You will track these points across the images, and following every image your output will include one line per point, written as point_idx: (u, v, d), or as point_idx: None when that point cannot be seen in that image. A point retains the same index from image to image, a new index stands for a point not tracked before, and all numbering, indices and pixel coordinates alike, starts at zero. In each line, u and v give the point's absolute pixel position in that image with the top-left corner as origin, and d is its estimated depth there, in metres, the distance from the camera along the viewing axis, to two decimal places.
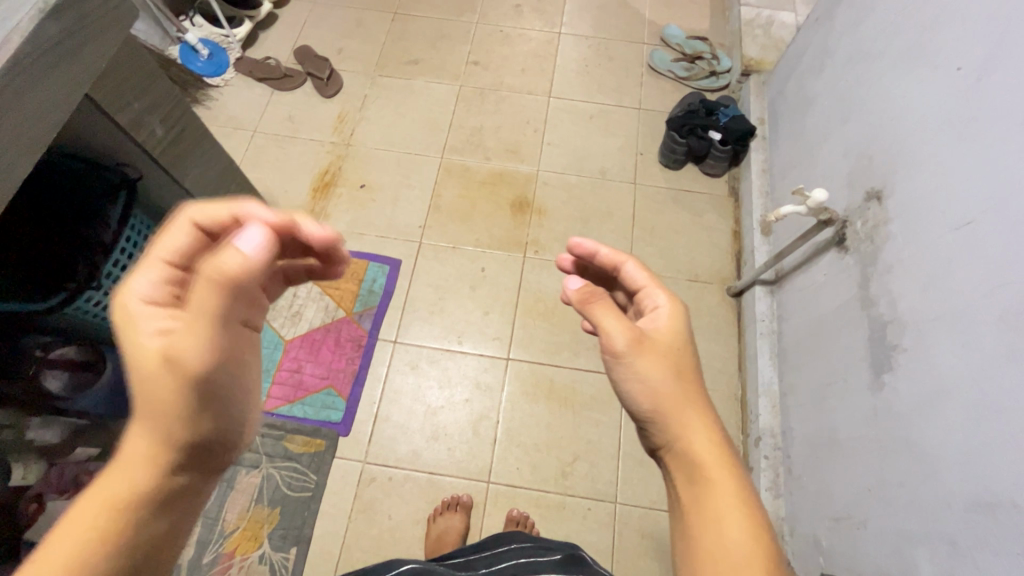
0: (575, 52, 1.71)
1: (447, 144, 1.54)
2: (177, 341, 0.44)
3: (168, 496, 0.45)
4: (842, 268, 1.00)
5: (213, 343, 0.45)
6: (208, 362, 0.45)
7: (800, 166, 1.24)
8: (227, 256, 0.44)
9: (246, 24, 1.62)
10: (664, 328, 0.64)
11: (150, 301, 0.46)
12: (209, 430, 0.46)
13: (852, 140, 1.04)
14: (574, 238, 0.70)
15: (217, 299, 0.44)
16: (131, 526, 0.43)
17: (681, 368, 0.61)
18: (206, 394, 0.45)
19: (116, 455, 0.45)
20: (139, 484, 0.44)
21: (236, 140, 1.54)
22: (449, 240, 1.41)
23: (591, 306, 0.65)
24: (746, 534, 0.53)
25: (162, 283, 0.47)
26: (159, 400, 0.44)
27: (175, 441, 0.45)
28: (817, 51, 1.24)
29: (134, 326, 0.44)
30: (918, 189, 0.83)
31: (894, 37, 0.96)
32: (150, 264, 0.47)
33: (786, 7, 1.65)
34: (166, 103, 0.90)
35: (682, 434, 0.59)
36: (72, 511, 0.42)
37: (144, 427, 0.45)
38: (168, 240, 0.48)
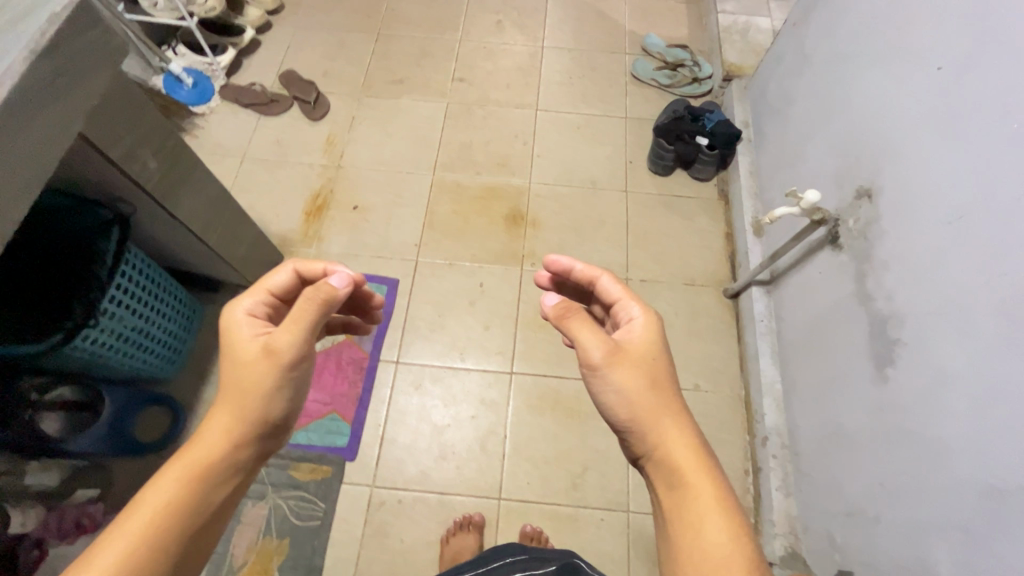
0: (559, 64, 1.73)
1: (438, 161, 1.55)
2: (275, 337, 0.62)
3: (235, 465, 0.60)
4: (837, 265, 1.02)
5: (304, 337, 0.63)
6: (297, 352, 0.63)
7: (787, 167, 1.27)
8: (322, 282, 0.64)
9: (230, 51, 1.62)
10: (638, 339, 0.66)
11: (252, 315, 0.67)
12: (274, 411, 0.62)
13: (837, 141, 1.07)
14: (548, 256, 0.75)
15: (312, 306, 0.63)
16: (208, 485, 0.57)
17: (655, 377, 0.64)
18: (286, 381, 0.63)
19: (201, 431, 0.60)
20: (217, 452, 0.59)
21: (225, 168, 1.53)
22: (446, 256, 1.41)
23: (567, 321, 0.68)
24: (724, 534, 0.55)
25: (262, 307, 0.69)
26: (250, 382, 0.62)
27: (249, 419, 0.61)
28: (797, 53, 1.26)
29: (239, 329, 0.65)
30: (907, 185, 0.85)
31: (872, 39, 0.98)
32: (258, 294, 0.69)
33: (762, 13, 1.69)
34: (159, 134, 0.89)
35: (659, 441, 0.61)
36: (168, 473, 0.56)
37: (228, 409, 0.61)
38: (274, 280, 0.70)
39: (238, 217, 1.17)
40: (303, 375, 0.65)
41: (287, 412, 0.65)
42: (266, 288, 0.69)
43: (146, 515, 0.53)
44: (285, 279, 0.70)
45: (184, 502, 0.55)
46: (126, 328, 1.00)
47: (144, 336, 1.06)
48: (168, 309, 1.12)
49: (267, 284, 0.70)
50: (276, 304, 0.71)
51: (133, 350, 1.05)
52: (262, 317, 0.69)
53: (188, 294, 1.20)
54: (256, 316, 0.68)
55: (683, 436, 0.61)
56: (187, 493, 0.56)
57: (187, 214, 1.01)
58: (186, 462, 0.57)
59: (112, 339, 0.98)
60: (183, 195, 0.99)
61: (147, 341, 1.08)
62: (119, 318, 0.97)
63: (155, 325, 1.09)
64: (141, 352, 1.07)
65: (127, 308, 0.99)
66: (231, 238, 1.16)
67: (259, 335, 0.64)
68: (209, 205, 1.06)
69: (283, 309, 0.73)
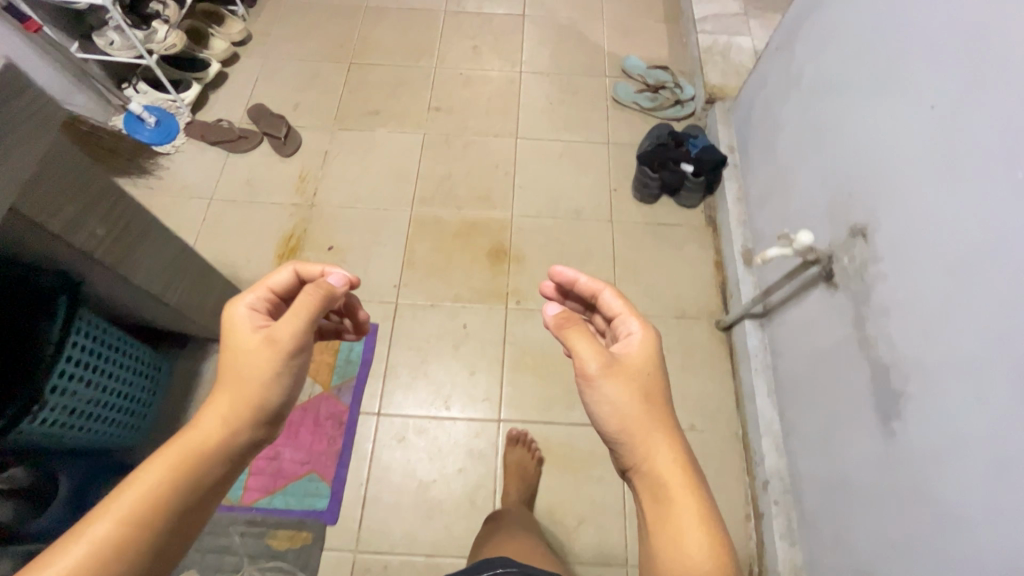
0: (539, 90, 1.68)
1: (416, 196, 1.49)
2: (278, 328, 0.65)
3: (230, 451, 0.61)
4: (834, 304, 0.98)
5: (303, 328, 0.66)
6: (297, 342, 0.65)
7: (777, 196, 1.22)
8: (322, 279, 0.68)
9: (195, 88, 1.55)
10: (636, 352, 0.66)
11: (253, 310, 0.69)
12: (272, 400, 0.64)
13: (829, 173, 1.02)
14: (554, 267, 0.75)
15: (314, 295, 0.66)
16: (198, 470, 0.58)
17: (649, 392, 0.64)
18: (286, 370, 0.65)
19: (199, 417, 0.61)
20: (213, 437, 0.60)
21: (192, 211, 1.45)
22: (427, 297, 1.35)
23: (566, 331, 0.67)
24: (704, 552, 0.55)
25: (263, 303, 0.71)
26: (250, 371, 0.63)
27: (249, 408, 0.63)
28: (782, 79, 1.23)
29: (239, 320, 0.67)
30: (906, 229, 0.81)
31: (862, 69, 0.94)
32: (259, 292, 0.71)
33: (742, 33, 1.67)
34: (105, 198, 0.82)
35: (648, 455, 0.61)
36: (162, 455, 0.57)
37: (227, 398, 0.62)
38: (275, 278, 0.72)
39: (202, 271, 1.10)
40: (301, 365, 0.67)
41: (286, 403, 0.66)
42: (267, 286, 0.71)
43: (138, 492, 0.54)
44: (286, 278, 0.72)
45: (174, 483, 0.56)
46: (81, 402, 0.93)
47: (104, 406, 1.00)
48: (132, 367, 1.06)
49: (269, 282, 0.72)
50: (276, 302, 0.73)
51: (89, 423, 0.97)
52: (262, 312, 0.70)
53: (151, 353, 1.14)
54: (257, 311, 0.69)
55: (673, 453, 0.61)
56: (178, 476, 0.57)
57: (143, 279, 0.94)
58: (179, 446, 0.58)
59: (66, 416, 0.91)
60: (137, 259, 0.92)
61: (105, 411, 1.00)
62: (71, 393, 0.90)
63: (115, 392, 1.02)
64: (101, 424, 1.00)
65: (82, 380, 0.92)
66: (195, 294, 1.10)
67: (258, 328, 0.66)
68: (169, 264, 0.99)
69: (282, 307, 0.75)
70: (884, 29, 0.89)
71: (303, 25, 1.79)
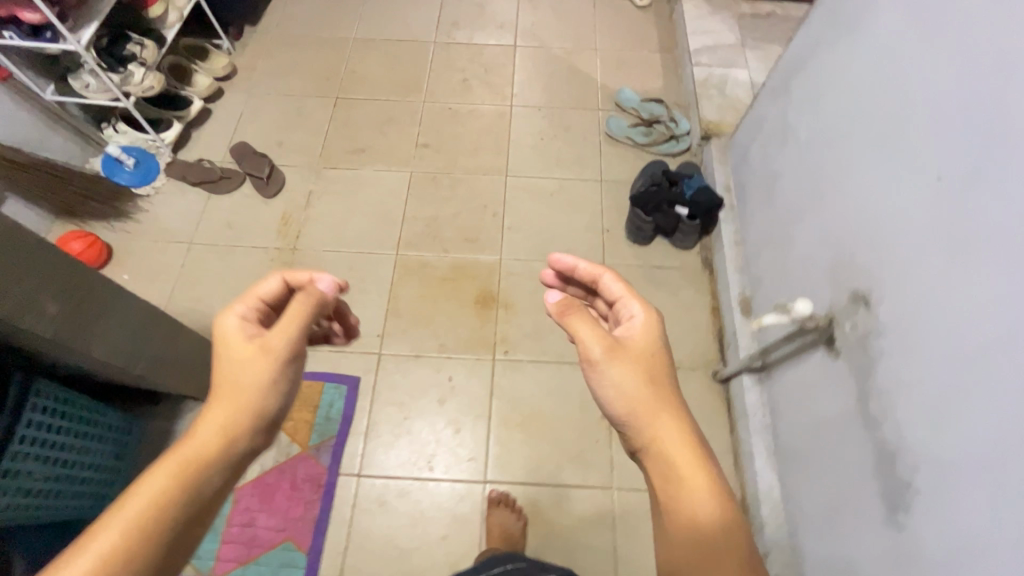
0: (530, 125, 1.64)
1: (402, 238, 1.44)
2: (271, 335, 0.66)
3: (226, 460, 0.61)
4: (836, 371, 0.92)
5: (297, 334, 0.67)
6: (292, 348, 0.66)
7: (776, 246, 1.17)
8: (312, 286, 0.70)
9: (175, 126, 1.51)
10: (638, 336, 0.70)
11: (245, 320, 0.69)
12: (269, 406, 0.65)
13: (829, 229, 0.97)
14: (553, 255, 0.78)
15: (308, 300, 0.68)
16: (198, 479, 0.59)
17: (653, 374, 0.67)
18: (282, 375, 0.66)
19: (197, 427, 0.62)
20: (210, 446, 0.61)
21: (170, 256, 1.41)
22: (411, 348, 1.30)
23: (567, 317, 0.70)
24: (716, 516, 0.59)
25: (254, 313, 0.71)
26: (246, 379, 0.64)
27: (246, 416, 0.64)
28: (779, 124, 1.18)
29: (231, 331, 0.67)
30: (913, 305, 0.75)
31: (861, 124, 0.90)
32: (250, 300, 0.71)
33: (739, 65, 1.62)
34: (54, 273, 0.77)
35: (656, 434, 0.64)
36: (161, 467, 0.58)
37: (223, 407, 0.63)
38: (265, 287, 0.72)
39: (171, 332, 1.06)
40: (296, 370, 0.68)
41: (281, 409, 0.67)
42: (257, 296, 0.71)
43: (140, 502, 0.56)
44: (275, 286, 0.72)
45: (174, 493, 0.58)
46: (38, 482, 0.88)
47: (64, 480, 0.95)
48: (92, 432, 1.01)
49: (258, 292, 0.72)
50: (267, 311, 0.73)
51: (49, 500, 0.92)
52: (254, 321, 0.70)
53: (116, 414, 1.08)
54: (249, 321, 0.70)
55: (680, 432, 0.64)
56: (178, 486, 0.58)
57: (105, 351, 0.90)
58: (176, 459, 0.59)
59: (24, 498, 0.86)
60: (96, 332, 0.87)
61: (67, 486, 0.95)
62: (28, 473, 0.86)
63: (76, 464, 0.97)
64: (63, 499, 0.95)
65: (39, 458, 0.87)
66: (164, 356, 1.05)
67: (250, 337, 0.66)
68: (133, 330, 0.95)
69: (274, 313, 0.75)
70: (885, 86, 0.84)
71: (289, 59, 1.75)
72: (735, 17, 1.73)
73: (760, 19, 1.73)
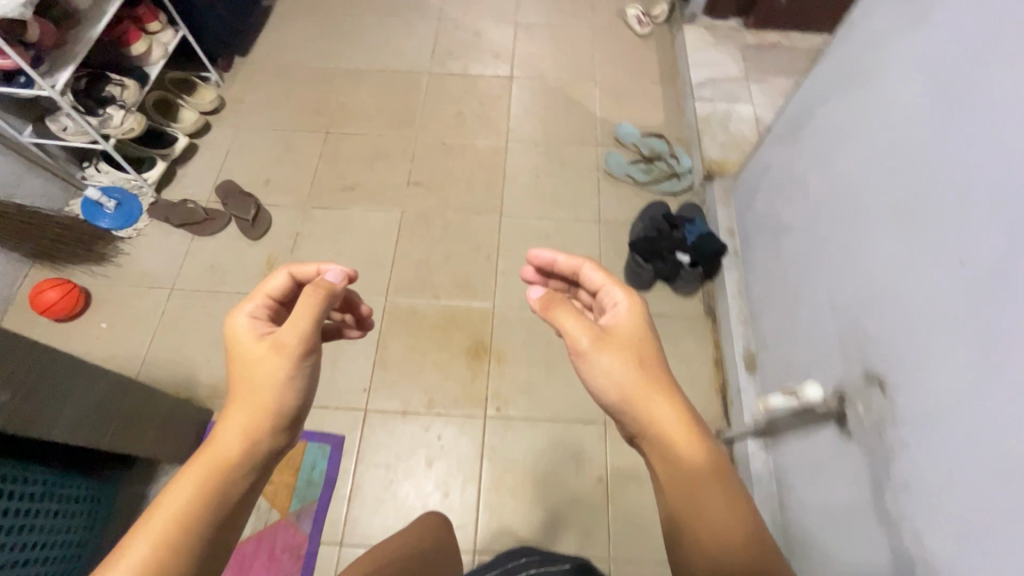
0: (526, 161, 1.58)
1: (392, 283, 1.39)
2: (283, 331, 0.66)
3: (252, 460, 0.62)
4: (847, 453, 0.86)
5: (310, 328, 0.67)
6: (305, 343, 0.66)
7: (783, 304, 1.11)
8: (320, 280, 0.70)
9: (160, 165, 1.46)
10: (624, 322, 0.69)
11: (255, 317, 0.72)
12: (288, 404, 0.64)
13: (839, 295, 0.91)
14: (534, 250, 0.81)
15: (316, 294, 0.68)
16: (226, 482, 0.59)
17: (643, 358, 0.66)
18: (298, 370, 0.66)
19: (219, 431, 0.62)
20: (233, 449, 0.61)
21: (151, 303, 1.36)
22: (399, 403, 1.24)
23: (552, 311, 0.69)
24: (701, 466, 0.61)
25: (263, 310, 0.74)
26: (262, 377, 0.65)
27: (265, 415, 0.63)
28: (786, 175, 1.12)
29: (245, 328, 0.69)
30: (932, 400, 0.69)
31: (875, 188, 0.84)
32: (258, 300, 0.74)
33: (742, 100, 1.57)
34: (8, 356, 0.73)
35: (651, 417, 0.63)
36: (188, 472, 0.58)
37: (241, 409, 0.63)
38: (271, 285, 0.76)
39: (144, 398, 1.00)
40: (312, 364, 0.68)
41: (302, 404, 0.67)
42: (264, 293, 0.75)
43: (169, 512, 0.56)
44: (281, 282, 0.75)
45: (203, 500, 0.57)
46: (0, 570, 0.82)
47: (29, 563, 0.88)
48: (61, 506, 0.96)
49: (266, 290, 0.76)
50: (275, 308, 0.76)
51: None
52: (264, 318, 0.73)
53: (86, 482, 1.03)
54: (258, 318, 0.72)
55: (673, 408, 0.63)
56: (205, 491, 0.58)
57: (67, 429, 0.85)
58: (201, 464, 0.59)
59: None
60: (59, 410, 0.82)
61: (31, 568, 0.89)
62: None
63: (42, 544, 0.91)
64: None
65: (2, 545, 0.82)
66: (136, 424, 0.99)
67: (262, 335, 0.68)
68: (99, 402, 0.90)
69: (281, 310, 0.78)
70: (900, 148, 0.79)
71: (279, 90, 1.71)
72: (739, 48, 1.68)
73: (765, 50, 1.68)
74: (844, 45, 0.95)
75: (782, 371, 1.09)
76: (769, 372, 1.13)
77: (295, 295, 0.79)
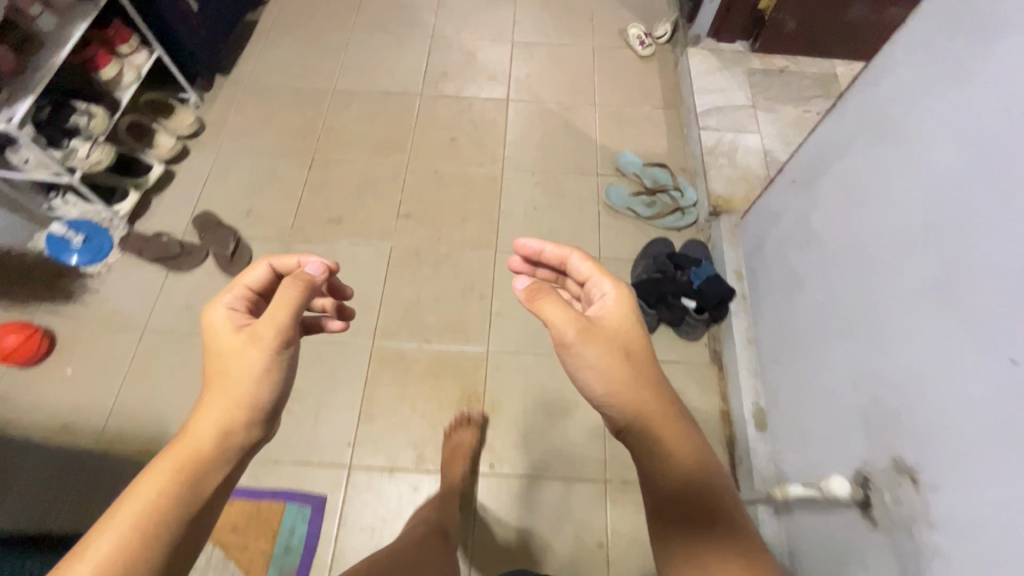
0: (522, 192, 1.51)
1: (379, 325, 1.30)
2: (260, 322, 0.63)
3: (226, 455, 0.59)
4: (871, 544, 0.78)
5: (289, 320, 0.64)
6: (283, 335, 0.63)
7: (796, 362, 1.04)
8: (301, 272, 0.69)
9: (132, 196, 1.38)
10: (612, 314, 0.67)
11: (232, 310, 0.69)
12: (264, 396, 0.61)
13: (862, 363, 0.84)
14: (519, 240, 0.78)
15: (295, 287, 0.65)
16: (196, 476, 0.56)
17: (630, 350, 0.64)
18: (276, 364, 0.63)
19: (192, 425, 0.59)
20: (206, 445, 0.58)
21: (120, 346, 1.27)
22: (386, 459, 1.16)
23: (538, 303, 0.67)
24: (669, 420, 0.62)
25: (242, 302, 0.71)
26: (237, 370, 0.62)
27: (241, 407, 0.60)
28: (802, 222, 1.05)
29: (220, 322, 0.66)
30: (976, 512, 0.61)
31: (907, 252, 0.77)
32: (236, 291, 0.71)
33: (749, 130, 1.51)
34: None
35: (635, 403, 0.61)
36: (157, 467, 0.55)
37: (217, 403, 0.60)
38: (251, 275, 0.73)
39: None
40: (293, 357, 0.65)
41: (279, 398, 0.64)
42: (243, 284, 0.72)
43: (134, 510, 0.52)
44: (262, 274, 0.73)
45: (171, 497, 0.54)
46: None
47: None
48: None
49: (245, 281, 0.72)
50: (254, 300, 0.73)
51: None
52: (243, 310, 0.70)
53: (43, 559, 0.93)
54: (236, 311, 0.69)
55: (654, 391, 0.63)
56: (174, 488, 0.54)
57: None
58: (172, 458, 0.56)
59: None
60: None
61: None
62: None
63: None
64: None
65: None
66: None
67: (239, 329, 0.65)
68: None
69: (260, 304, 0.75)
70: (935, 216, 0.72)
71: (262, 113, 1.62)
72: (745, 73, 1.61)
73: (772, 75, 1.62)
74: (867, 94, 0.89)
75: (796, 437, 1.02)
76: (782, 435, 1.06)
77: (274, 287, 0.77)
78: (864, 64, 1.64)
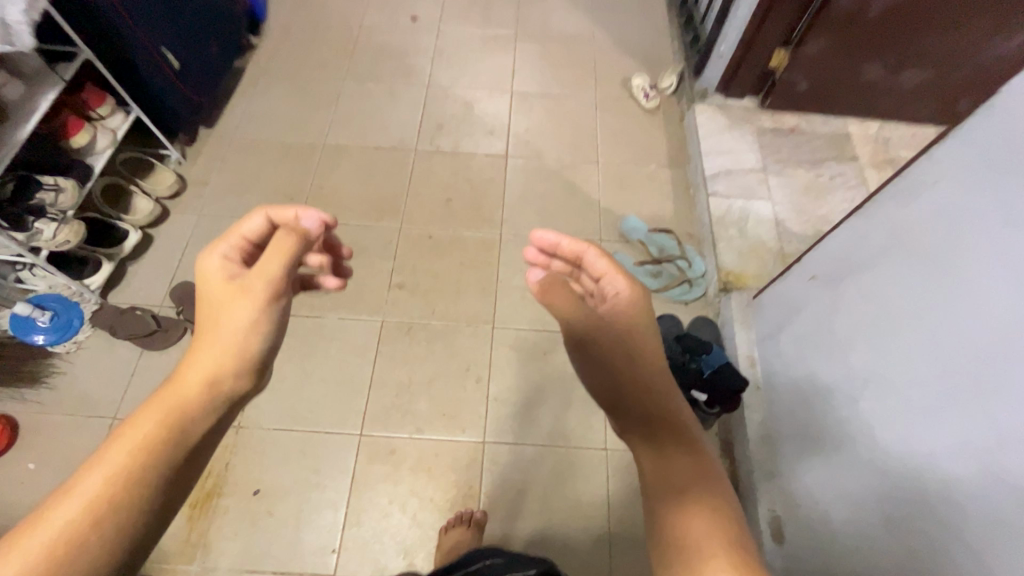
0: (521, 260, 1.43)
1: (368, 412, 1.22)
2: (254, 273, 0.66)
3: (211, 403, 0.60)
4: None
5: (284, 270, 0.67)
6: (275, 285, 0.66)
7: (815, 476, 0.96)
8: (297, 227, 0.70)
9: (106, 268, 1.26)
10: (623, 310, 0.69)
11: (228, 259, 0.70)
12: (254, 346, 0.64)
13: (890, 499, 0.78)
14: (538, 231, 0.76)
15: (292, 237, 0.67)
16: (184, 421, 0.58)
17: (642, 347, 0.67)
18: (264, 316, 0.65)
19: (184, 373, 0.61)
20: (193, 392, 0.60)
21: (88, 437, 1.17)
22: (373, 567, 1.07)
23: (549, 297, 0.70)
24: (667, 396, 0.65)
25: (237, 253, 0.71)
26: (228, 321, 0.64)
27: (234, 354, 0.63)
28: (822, 322, 0.98)
29: (214, 273, 0.67)
30: None
31: (945, 391, 0.70)
32: (232, 240, 0.71)
33: (759, 197, 1.44)
34: None
35: (646, 394, 0.64)
36: (147, 412, 0.57)
37: (209, 351, 0.62)
38: (247, 226, 0.71)
39: None
40: (281, 310, 0.68)
41: (268, 350, 0.67)
42: (240, 234, 0.71)
43: (125, 449, 0.54)
44: (258, 224, 0.71)
45: (160, 441, 0.55)
46: None
47: None
48: None
49: (242, 230, 0.72)
50: (251, 250, 0.73)
51: None
52: (238, 262, 0.71)
53: None
54: (232, 262, 0.70)
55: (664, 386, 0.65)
56: (166, 431, 0.56)
57: None
58: (162, 404, 0.58)
59: None
60: None
61: None
62: None
63: None
64: None
65: None
66: None
67: (231, 278, 0.67)
68: None
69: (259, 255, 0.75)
70: (980, 355, 0.66)
71: (248, 170, 1.53)
72: (755, 133, 1.55)
73: (783, 135, 1.55)
74: (901, 203, 0.82)
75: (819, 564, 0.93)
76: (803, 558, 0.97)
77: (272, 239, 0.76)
78: (876, 123, 1.58)
